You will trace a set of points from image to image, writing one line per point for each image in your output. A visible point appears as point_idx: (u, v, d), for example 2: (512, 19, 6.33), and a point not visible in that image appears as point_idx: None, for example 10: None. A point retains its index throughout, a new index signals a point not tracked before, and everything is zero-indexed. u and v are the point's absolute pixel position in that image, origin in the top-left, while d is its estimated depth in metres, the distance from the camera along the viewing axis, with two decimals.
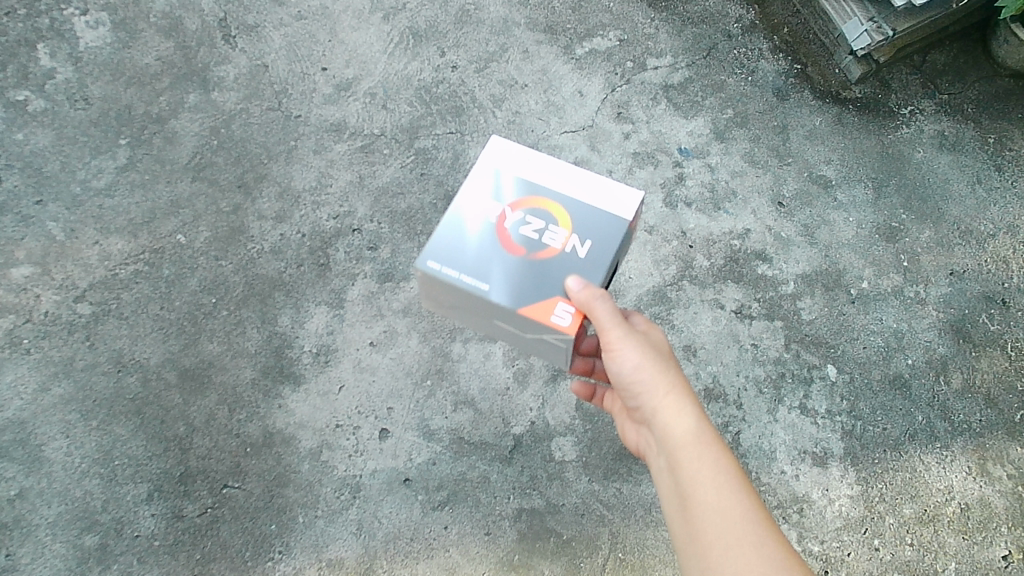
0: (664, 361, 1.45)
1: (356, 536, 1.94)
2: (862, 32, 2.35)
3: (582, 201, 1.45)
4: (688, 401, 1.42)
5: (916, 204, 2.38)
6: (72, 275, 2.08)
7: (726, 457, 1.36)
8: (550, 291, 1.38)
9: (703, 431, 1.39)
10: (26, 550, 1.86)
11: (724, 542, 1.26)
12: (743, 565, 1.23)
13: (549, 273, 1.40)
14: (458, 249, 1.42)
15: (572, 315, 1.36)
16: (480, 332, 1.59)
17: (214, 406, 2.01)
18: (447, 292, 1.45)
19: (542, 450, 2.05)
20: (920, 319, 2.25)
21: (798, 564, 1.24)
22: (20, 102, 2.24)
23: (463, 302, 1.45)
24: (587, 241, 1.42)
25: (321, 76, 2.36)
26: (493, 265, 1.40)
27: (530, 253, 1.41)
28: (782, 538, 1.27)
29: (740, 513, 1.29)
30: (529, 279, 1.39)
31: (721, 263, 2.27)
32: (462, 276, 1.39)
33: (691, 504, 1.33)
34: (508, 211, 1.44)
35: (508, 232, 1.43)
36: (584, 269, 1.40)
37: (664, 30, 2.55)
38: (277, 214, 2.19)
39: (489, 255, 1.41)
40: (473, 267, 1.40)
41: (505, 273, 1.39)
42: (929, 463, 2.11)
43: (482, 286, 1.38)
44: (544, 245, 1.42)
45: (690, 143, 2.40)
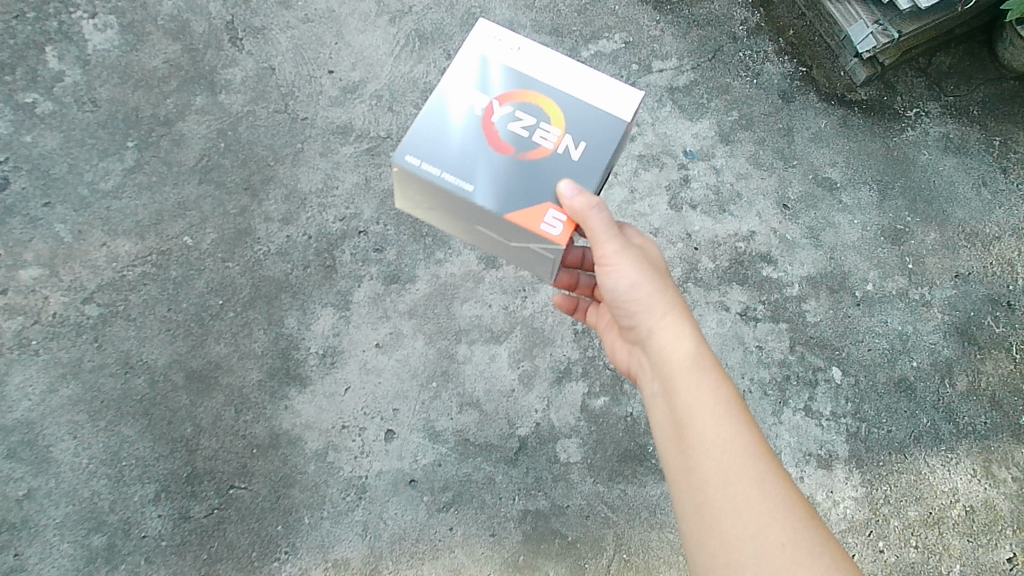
0: (662, 282, 1.46)
1: (362, 537, 1.95)
2: (868, 35, 2.36)
3: (575, 99, 1.45)
4: (685, 324, 1.43)
5: (921, 206, 2.38)
6: (80, 277, 2.10)
7: (726, 385, 1.36)
8: (538, 192, 1.38)
9: (701, 355, 1.39)
10: (34, 550, 1.88)
11: (725, 474, 1.26)
12: (743, 498, 1.24)
13: (539, 174, 1.40)
14: (444, 145, 1.40)
15: (563, 224, 1.36)
16: (460, 238, 1.58)
17: (220, 407, 2.02)
18: (433, 195, 1.44)
19: (547, 451, 2.06)
20: (925, 321, 2.25)
21: (797, 497, 1.26)
22: (28, 104, 2.25)
23: (445, 203, 1.44)
24: (580, 143, 1.43)
25: (327, 79, 2.37)
26: (480, 162, 1.39)
27: (520, 153, 1.41)
28: (780, 469, 1.28)
29: (739, 443, 1.29)
30: (518, 181, 1.39)
31: (726, 265, 2.28)
32: (447, 175, 1.38)
33: (688, 432, 1.32)
34: (496, 106, 1.44)
35: (496, 129, 1.42)
36: (577, 171, 1.40)
37: (670, 31, 2.54)
38: (284, 216, 2.20)
39: (476, 152, 1.40)
40: (460, 165, 1.39)
41: (492, 172, 1.39)
42: (934, 466, 2.11)
43: (467, 186, 1.37)
44: (535, 145, 1.42)
45: (695, 145, 2.40)
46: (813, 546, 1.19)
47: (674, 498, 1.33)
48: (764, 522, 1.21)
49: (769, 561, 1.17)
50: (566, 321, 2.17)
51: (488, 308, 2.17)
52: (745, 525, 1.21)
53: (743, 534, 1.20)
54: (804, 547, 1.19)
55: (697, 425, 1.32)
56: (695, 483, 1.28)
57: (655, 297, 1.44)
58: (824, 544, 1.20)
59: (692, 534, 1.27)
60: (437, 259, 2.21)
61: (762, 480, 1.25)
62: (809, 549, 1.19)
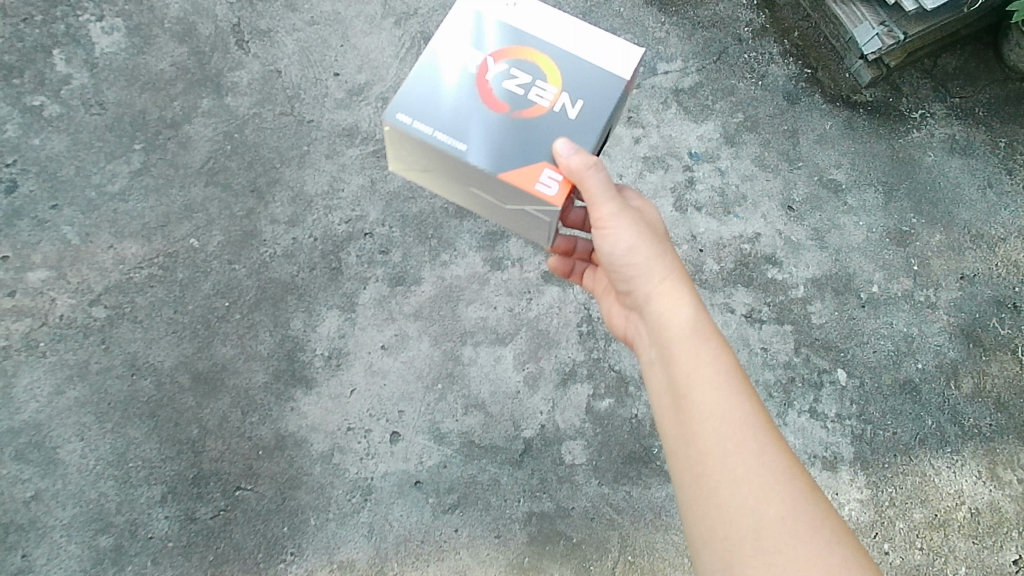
0: (660, 248, 1.46)
1: (367, 538, 1.96)
2: (873, 36, 2.34)
3: (572, 56, 1.44)
4: (683, 291, 1.43)
5: (927, 208, 2.37)
6: (87, 279, 2.11)
7: (725, 354, 1.35)
8: (533, 151, 1.37)
9: (700, 323, 1.39)
10: (41, 551, 1.89)
11: (724, 444, 1.25)
12: (742, 470, 1.23)
13: (534, 133, 1.39)
14: (437, 104, 1.39)
15: (559, 183, 1.35)
16: (456, 200, 1.57)
17: (227, 409, 2.03)
18: (428, 155, 1.43)
19: (552, 453, 2.06)
20: (931, 323, 2.25)
21: (797, 469, 1.25)
22: (36, 107, 2.27)
23: (439, 164, 1.44)
24: (578, 101, 1.41)
25: (333, 82, 2.37)
26: (474, 121, 1.38)
27: (515, 111, 1.40)
28: (780, 441, 1.27)
29: (739, 413, 1.28)
30: (513, 140, 1.38)
31: (731, 267, 2.28)
32: (440, 134, 1.37)
33: (687, 400, 1.31)
34: (491, 62, 1.42)
35: (491, 87, 1.41)
36: (574, 131, 1.39)
37: (675, 33, 2.54)
38: (290, 218, 2.21)
39: (469, 111, 1.39)
40: (453, 125, 1.38)
41: (487, 131, 1.38)
42: (939, 468, 2.11)
43: (461, 146, 1.37)
44: (531, 103, 1.40)
45: (700, 147, 2.40)
46: (812, 520, 1.19)
47: (671, 467, 1.33)
48: (764, 494, 1.20)
49: (767, 533, 1.17)
50: (571, 322, 2.17)
51: (493, 310, 2.17)
52: (744, 497, 1.20)
53: (742, 507, 1.20)
54: (804, 520, 1.18)
55: (696, 395, 1.31)
56: (694, 452, 1.27)
57: (653, 262, 1.44)
58: (824, 518, 1.19)
59: (690, 505, 1.26)
60: (443, 261, 2.21)
61: (761, 452, 1.24)
62: (809, 523, 1.18)
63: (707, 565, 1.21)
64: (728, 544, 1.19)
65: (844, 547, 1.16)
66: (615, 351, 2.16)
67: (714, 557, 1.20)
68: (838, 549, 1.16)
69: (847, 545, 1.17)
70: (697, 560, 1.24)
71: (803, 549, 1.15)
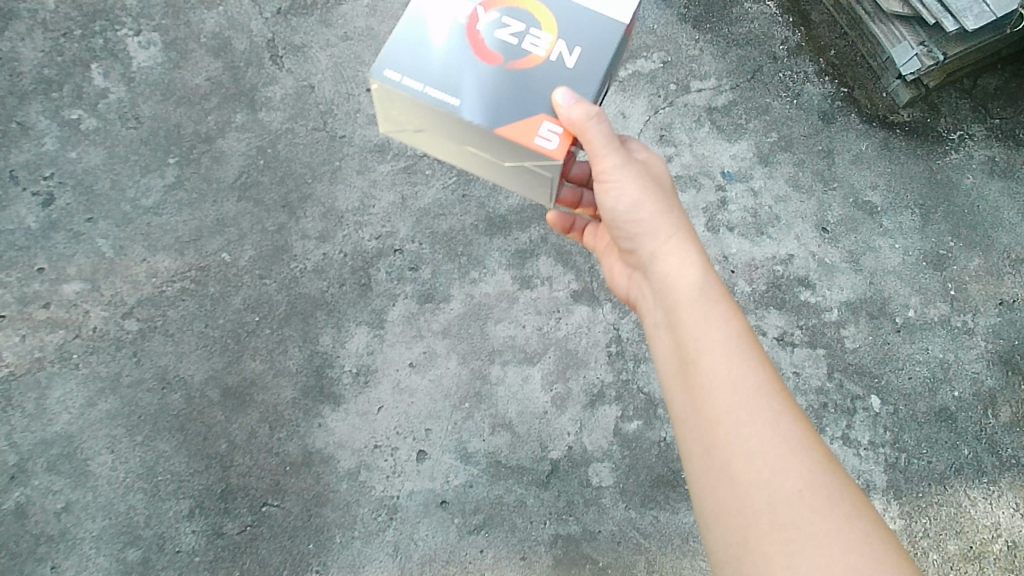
0: (668, 205, 1.42)
1: (392, 557, 1.95)
2: (912, 56, 2.29)
3: (565, 2, 1.38)
4: (692, 252, 1.39)
5: (965, 231, 2.33)
6: (120, 292, 2.13)
7: (736, 318, 1.30)
8: (530, 103, 1.32)
9: (710, 286, 1.34)
10: (71, 562, 1.91)
11: (736, 414, 1.20)
12: (756, 442, 1.17)
13: (530, 84, 1.34)
14: (428, 58, 1.34)
15: (559, 136, 1.30)
16: (452, 161, 1.52)
17: (255, 424, 2.04)
18: (417, 113, 1.37)
19: (579, 474, 2.04)
20: (968, 350, 2.20)
21: (812, 436, 1.20)
22: (73, 120, 2.29)
23: (433, 122, 1.38)
24: (575, 49, 1.36)
25: (365, 97, 2.38)
26: (467, 75, 1.33)
27: (510, 62, 1.34)
28: (796, 409, 1.22)
29: (753, 382, 1.22)
30: (509, 93, 1.33)
31: (764, 289, 2.25)
32: (432, 90, 1.32)
33: (697, 368, 1.26)
34: (481, 12, 1.37)
35: (482, 38, 1.35)
36: (573, 80, 1.35)
37: (709, 51, 2.52)
38: (321, 234, 2.21)
39: (461, 64, 1.34)
40: (445, 79, 1.32)
41: (481, 84, 1.32)
42: (975, 499, 2.06)
43: (457, 100, 1.31)
44: (525, 53, 1.35)
45: (733, 166, 2.38)
46: (832, 493, 1.13)
47: (679, 436, 1.28)
48: (781, 467, 1.14)
49: (784, 508, 1.11)
50: (600, 343, 2.16)
51: (522, 329, 2.16)
52: (758, 469, 1.15)
53: (756, 480, 1.14)
54: (822, 493, 1.12)
55: (706, 361, 1.26)
56: (704, 422, 1.22)
57: (660, 220, 1.40)
58: (843, 490, 1.14)
59: (700, 477, 1.21)
60: (472, 279, 2.20)
61: (775, 422, 1.18)
62: (828, 497, 1.12)
63: (718, 541, 1.15)
64: (741, 519, 1.13)
65: (863, 521, 1.11)
66: (644, 373, 2.14)
67: (726, 532, 1.14)
68: (860, 524, 1.10)
69: (868, 519, 1.12)
70: (708, 537, 1.18)
71: (821, 523, 1.09)
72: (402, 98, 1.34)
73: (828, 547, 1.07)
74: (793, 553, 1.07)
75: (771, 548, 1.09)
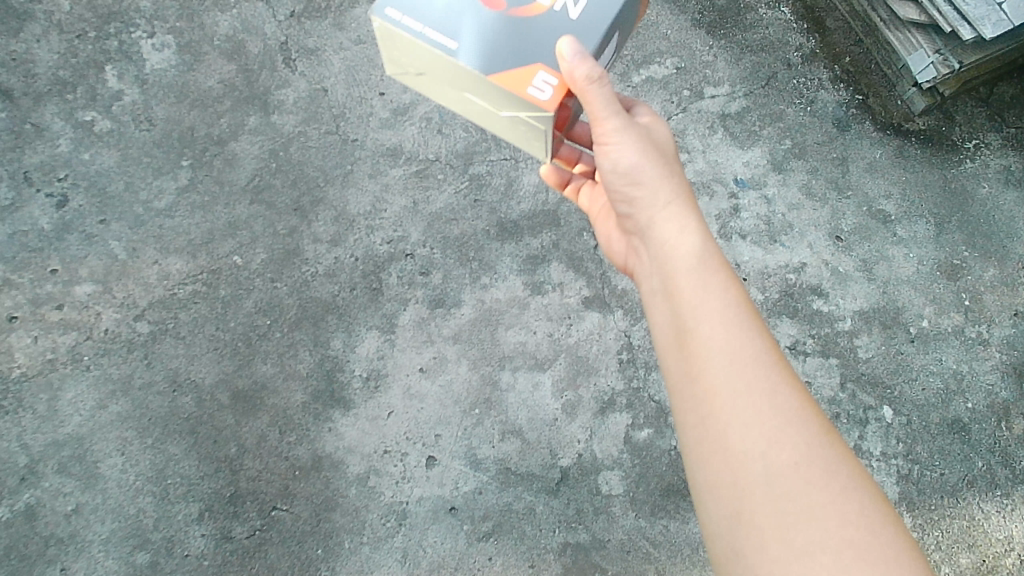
0: (668, 171, 1.39)
1: (401, 563, 1.96)
2: (928, 65, 2.26)
3: None
4: (691, 217, 1.35)
5: (980, 241, 2.31)
6: (132, 294, 2.13)
7: (734, 286, 1.26)
8: (527, 51, 1.31)
9: (708, 252, 1.31)
10: (80, 564, 1.92)
11: (732, 383, 1.16)
12: (752, 412, 1.14)
13: (530, 31, 1.32)
14: (430, 1, 1.34)
15: (552, 88, 1.30)
16: (455, 106, 1.53)
17: (265, 428, 2.04)
18: (417, 55, 1.38)
19: (589, 483, 2.03)
20: (982, 361, 2.19)
21: (810, 404, 1.16)
22: (87, 122, 2.30)
23: (433, 64, 1.38)
24: (579, 1, 1.34)
25: (378, 101, 2.38)
26: (467, 20, 1.32)
27: (511, 9, 1.33)
28: (794, 379, 1.18)
29: (751, 350, 1.19)
30: (508, 39, 1.32)
31: (776, 297, 2.24)
32: (430, 32, 1.32)
33: (693, 334, 1.22)
34: None
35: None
36: (573, 31, 1.33)
37: (723, 57, 2.51)
38: (332, 238, 2.21)
39: (463, 8, 1.33)
40: (444, 22, 1.32)
41: (480, 30, 1.32)
42: (988, 512, 2.05)
43: (456, 45, 1.31)
44: (529, 2, 1.34)
45: (746, 173, 2.37)
46: (829, 465, 1.10)
47: (674, 404, 1.24)
48: (776, 438, 1.11)
49: (779, 480, 1.08)
50: (611, 350, 2.15)
51: (533, 335, 2.16)
52: (754, 441, 1.11)
53: (751, 451, 1.11)
54: (818, 465, 1.10)
55: (702, 328, 1.22)
56: (698, 389, 1.18)
57: (659, 183, 1.38)
58: (839, 461, 1.11)
59: (694, 446, 1.18)
60: (483, 284, 2.20)
61: (773, 392, 1.15)
62: (825, 469, 1.09)
63: (712, 512, 1.12)
64: (735, 491, 1.10)
65: (861, 493, 1.09)
66: (655, 381, 2.13)
67: (720, 504, 1.11)
68: (856, 497, 1.08)
69: (867, 491, 1.09)
70: (700, 508, 1.16)
71: (816, 496, 1.07)
72: (401, 37, 1.35)
73: (824, 521, 1.05)
74: (787, 527, 1.05)
75: (767, 522, 1.06)
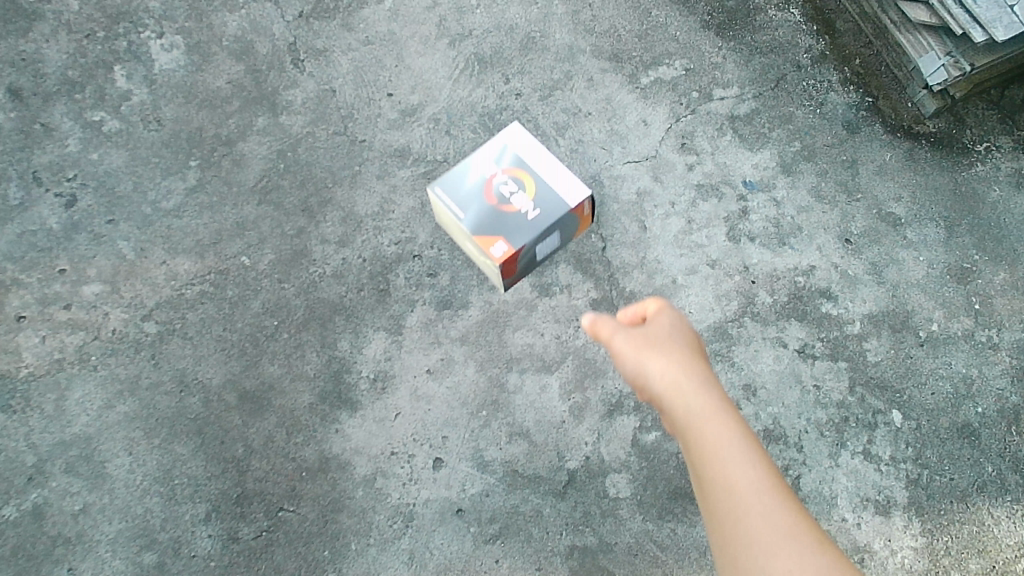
0: (664, 342, 1.38)
1: (408, 565, 1.95)
2: (938, 67, 2.25)
3: (549, 184, 2.07)
4: (691, 370, 1.31)
5: (991, 245, 2.29)
6: (140, 294, 2.13)
7: (736, 422, 1.22)
8: (496, 233, 2.03)
9: (709, 395, 1.26)
10: (87, 565, 1.92)
11: (734, 513, 1.12)
12: (755, 537, 1.10)
13: (504, 220, 2.02)
14: (458, 185, 2.08)
15: (503, 252, 1.98)
16: (464, 248, 2.19)
17: (272, 429, 2.04)
18: (445, 215, 2.12)
19: (596, 485, 2.03)
20: (992, 365, 2.17)
21: (813, 528, 1.12)
22: (96, 122, 2.30)
23: (452, 223, 2.12)
24: (538, 210, 2.04)
25: (386, 102, 2.38)
26: (472, 203, 2.05)
27: (499, 204, 2.05)
28: (792, 499, 1.14)
29: (750, 481, 1.14)
30: (489, 220, 2.03)
31: (785, 300, 2.23)
32: (450, 204, 2.06)
33: (698, 481, 1.20)
34: (500, 173, 2.09)
35: (493, 187, 2.07)
36: (528, 225, 2.01)
37: (732, 59, 2.50)
38: (340, 238, 2.21)
39: (474, 195, 2.06)
40: (461, 200, 2.06)
41: (477, 211, 2.04)
42: (998, 517, 2.03)
43: (457, 212, 2.05)
44: (510, 203, 2.05)
45: (755, 176, 2.36)
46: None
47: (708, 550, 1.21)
48: (773, 554, 1.07)
49: None
50: None
51: (540, 337, 2.15)
52: (756, 560, 1.08)
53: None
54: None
55: (702, 468, 1.19)
56: (712, 530, 1.16)
57: (656, 353, 1.36)
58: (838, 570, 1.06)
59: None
60: (491, 286, 2.20)
61: (770, 511, 1.11)
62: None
63: None
64: None
65: None
66: None
67: None
68: None
69: None
70: None
71: None
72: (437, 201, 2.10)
73: None
74: None
75: None
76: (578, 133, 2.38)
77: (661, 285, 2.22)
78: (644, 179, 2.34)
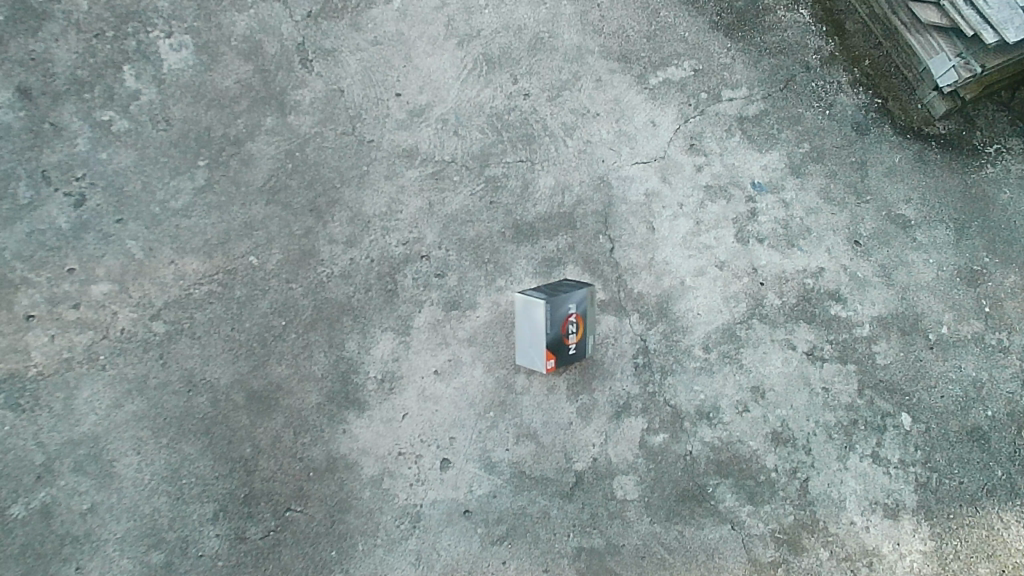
0: None
1: (415, 566, 1.96)
2: (949, 68, 2.24)
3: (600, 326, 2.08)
4: None
5: (1001, 247, 2.28)
6: (149, 294, 2.14)
7: None
8: (562, 349, 2.01)
9: None
10: (95, 563, 1.94)
11: None
12: None
13: (565, 346, 2.02)
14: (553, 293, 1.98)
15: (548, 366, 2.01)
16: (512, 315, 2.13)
17: (280, 428, 2.04)
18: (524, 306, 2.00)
19: (603, 487, 2.03)
20: (1002, 368, 2.16)
21: None
22: (104, 121, 2.30)
23: (524, 308, 2.02)
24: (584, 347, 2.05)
25: (394, 102, 2.37)
26: (551, 315, 1.98)
27: (569, 328, 2.01)
28: None
29: None
30: (556, 340, 2.00)
31: (793, 302, 2.22)
32: (534, 308, 1.97)
33: None
34: (585, 298, 2.02)
35: (575, 310, 2.01)
36: (573, 357, 2.04)
37: (741, 59, 2.49)
38: (348, 238, 2.21)
39: (558, 307, 1.98)
40: (545, 308, 1.98)
41: (549, 327, 1.98)
42: (1007, 521, 2.04)
43: (539, 320, 1.98)
44: (575, 331, 2.02)
45: (764, 177, 2.35)
46: None
47: None
48: None
49: None
50: (626, 354, 2.14)
51: None
52: None
53: None
54: None
55: None
56: None
57: None
58: None
59: None
60: (499, 286, 2.20)
61: None
62: None
63: None
64: None
65: None
66: (670, 386, 2.12)
67: None
68: None
69: None
70: None
71: None
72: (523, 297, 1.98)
73: None
74: None
75: None
76: (587, 134, 2.38)
77: (669, 286, 2.22)
78: (652, 181, 2.33)
